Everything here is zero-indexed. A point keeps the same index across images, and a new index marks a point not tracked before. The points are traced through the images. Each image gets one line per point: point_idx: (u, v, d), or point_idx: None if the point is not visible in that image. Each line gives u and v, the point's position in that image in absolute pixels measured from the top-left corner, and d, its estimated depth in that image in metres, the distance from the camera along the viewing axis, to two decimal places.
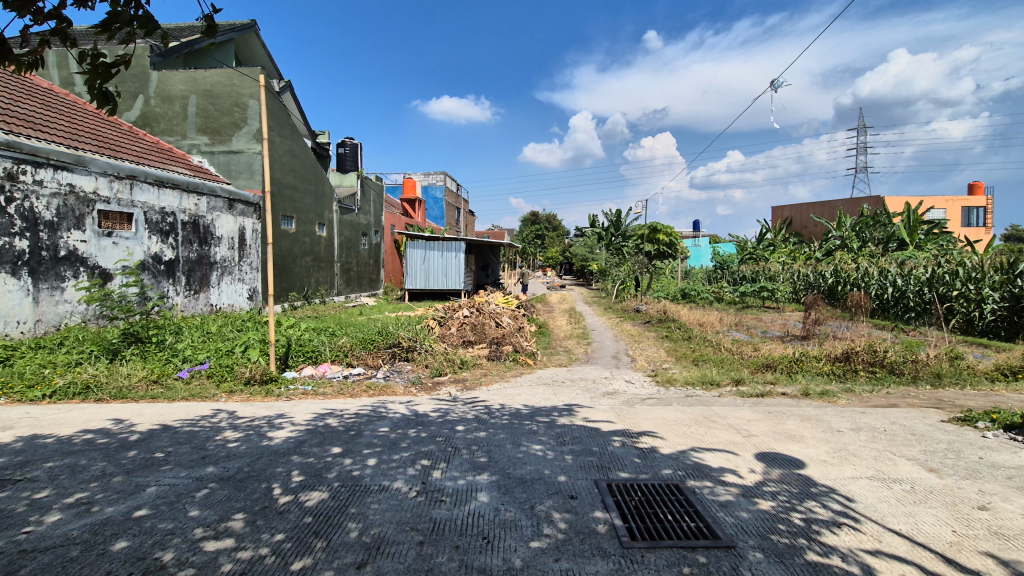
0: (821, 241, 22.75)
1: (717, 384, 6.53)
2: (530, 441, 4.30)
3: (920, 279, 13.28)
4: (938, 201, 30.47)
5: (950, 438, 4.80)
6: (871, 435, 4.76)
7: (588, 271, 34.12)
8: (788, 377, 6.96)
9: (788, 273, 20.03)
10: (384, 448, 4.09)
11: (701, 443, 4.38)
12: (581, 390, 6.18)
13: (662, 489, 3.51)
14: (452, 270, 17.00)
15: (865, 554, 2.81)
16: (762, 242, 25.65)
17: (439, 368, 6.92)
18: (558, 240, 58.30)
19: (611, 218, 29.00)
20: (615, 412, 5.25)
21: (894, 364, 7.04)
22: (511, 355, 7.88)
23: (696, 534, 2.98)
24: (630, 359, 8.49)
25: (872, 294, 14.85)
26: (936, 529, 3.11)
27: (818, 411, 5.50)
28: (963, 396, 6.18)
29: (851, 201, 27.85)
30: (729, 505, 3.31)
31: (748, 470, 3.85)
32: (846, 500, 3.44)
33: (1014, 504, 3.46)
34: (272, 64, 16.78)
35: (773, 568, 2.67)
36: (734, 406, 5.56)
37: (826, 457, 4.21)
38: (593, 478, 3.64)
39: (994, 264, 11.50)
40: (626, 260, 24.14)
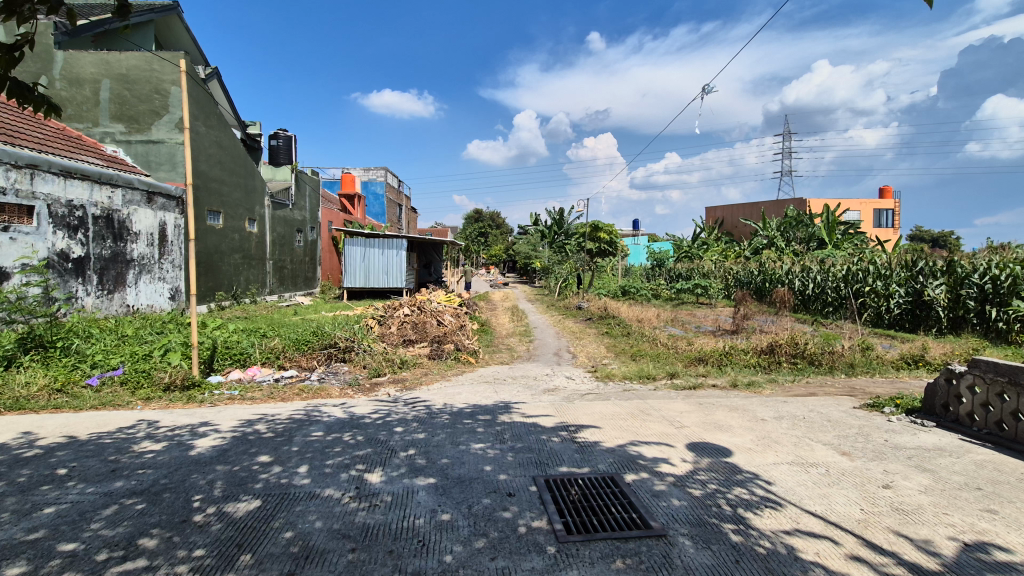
0: (750, 239, 24.06)
1: (653, 378, 6.77)
2: (470, 440, 4.28)
3: (838, 275, 14.30)
4: (853, 203, 32.99)
5: (861, 422, 5.19)
6: (792, 422, 5.07)
7: (532, 269, 34.46)
8: (719, 369, 7.31)
9: (721, 271, 21.00)
10: (317, 453, 3.95)
11: (637, 436, 4.50)
12: (522, 388, 6.22)
13: (599, 482, 3.59)
14: (394, 268, 16.66)
15: (785, 535, 2.98)
16: (697, 241, 26.85)
17: (377, 368, 6.76)
18: (503, 238, 58.48)
19: (554, 216, 29.45)
20: (556, 408, 5.31)
21: (813, 356, 7.54)
22: (453, 354, 7.82)
23: (630, 525, 3.06)
24: (571, 356, 8.64)
25: (796, 290, 15.85)
26: (847, 508, 3.35)
27: (745, 401, 5.81)
28: (873, 384, 6.71)
29: (776, 203, 29.73)
30: (661, 495, 3.42)
31: (680, 460, 4.00)
32: (768, 485, 3.64)
33: (913, 482, 3.79)
34: (197, 48, 15.79)
35: (702, 554, 2.78)
36: (668, 399, 5.77)
37: (751, 444, 4.44)
38: (532, 474, 3.67)
39: (901, 262, 12.57)
40: (570, 258, 24.55)
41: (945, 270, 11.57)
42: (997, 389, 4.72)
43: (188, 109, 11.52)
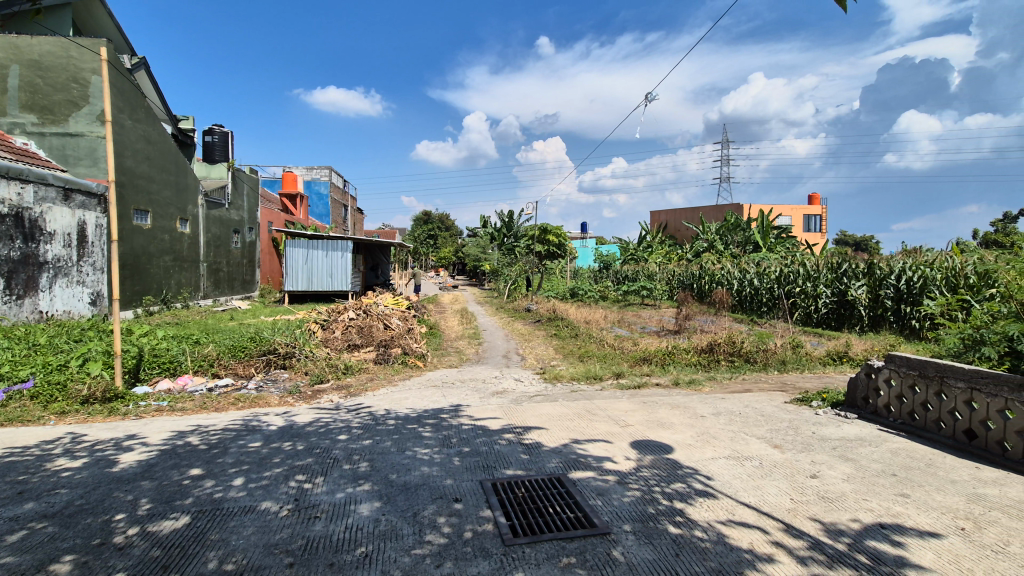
0: (691, 242, 25.03)
1: (600, 378, 6.91)
2: (416, 446, 4.21)
3: (771, 277, 15.13)
4: (786, 209, 34.98)
5: (791, 416, 5.51)
6: (729, 418, 5.31)
7: (481, 271, 34.41)
8: (662, 368, 7.56)
9: (664, 273, 21.77)
10: (253, 465, 3.77)
11: (582, 435, 4.57)
12: (470, 391, 6.19)
13: (545, 483, 3.61)
14: (339, 270, 16.20)
15: (721, 526, 3.11)
16: (642, 243, 27.70)
17: (320, 374, 6.55)
18: (453, 240, 58.22)
19: (504, 219, 29.62)
20: (504, 410, 5.31)
21: (749, 354, 7.93)
22: (400, 358, 7.69)
23: (575, 524, 3.10)
24: (520, 358, 8.68)
25: (734, 292, 16.62)
26: (778, 498, 3.53)
27: (686, 398, 6.03)
28: (802, 379, 7.14)
29: (715, 208, 31.12)
30: (606, 493, 3.48)
31: (624, 458, 4.09)
32: (707, 479, 3.79)
33: (836, 471, 4.05)
34: (122, 36, 14.82)
35: (644, 549, 2.85)
36: (614, 398, 5.91)
37: (691, 441, 4.60)
38: (479, 478, 3.65)
39: (827, 264, 13.42)
40: (519, 261, 24.73)
41: (865, 272, 12.46)
42: (909, 381, 5.11)
43: (111, 101, 10.80)
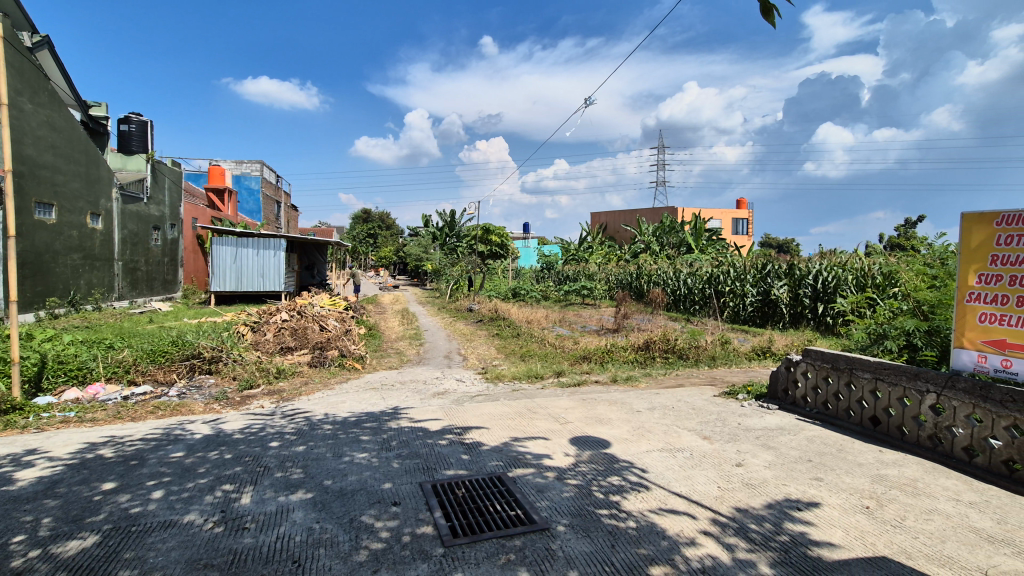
0: (629, 244, 25.81)
1: (541, 377, 7.00)
2: (353, 450, 4.10)
3: (703, 277, 15.89)
4: (716, 212, 36.88)
5: (719, 409, 5.81)
6: (662, 412, 5.53)
7: (423, 271, 33.95)
8: (601, 366, 7.76)
9: (604, 273, 22.37)
10: (176, 476, 3.54)
11: (522, 433, 4.61)
12: (410, 393, 6.09)
13: (485, 482, 3.61)
14: (271, 269, 15.49)
15: (654, 516, 3.24)
16: (583, 244, 28.31)
17: (249, 379, 6.22)
18: (394, 239, 57.15)
19: (446, 218, 29.42)
20: (444, 411, 5.27)
21: (682, 351, 8.29)
22: (337, 360, 7.43)
23: (515, 522, 3.12)
24: (462, 358, 8.65)
25: (668, 291, 17.29)
26: (706, 487, 3.72)
27: (623, 394, 6.22)
28: (730, 373, 7.55)
29: (651, 211, 32.34)
30: (545, 489, 3.53)
31: (563, 454, 4.17)
32: (642, 472, 3.92)
33: (759, 459, 4.32)
34: (21, 11, 13.48)
35: (581, 542, 2.92)
36: (554, 396, 6.01)
37: (627, 435, 4.75)
38: (418, 480, 3.60)
39: (753, 265, 14.24)
40: (462, 261, 24.60)
41: (786, 273, 13.32)
42: (823, 373, 5.52)
43: (8, 82, 9.80)
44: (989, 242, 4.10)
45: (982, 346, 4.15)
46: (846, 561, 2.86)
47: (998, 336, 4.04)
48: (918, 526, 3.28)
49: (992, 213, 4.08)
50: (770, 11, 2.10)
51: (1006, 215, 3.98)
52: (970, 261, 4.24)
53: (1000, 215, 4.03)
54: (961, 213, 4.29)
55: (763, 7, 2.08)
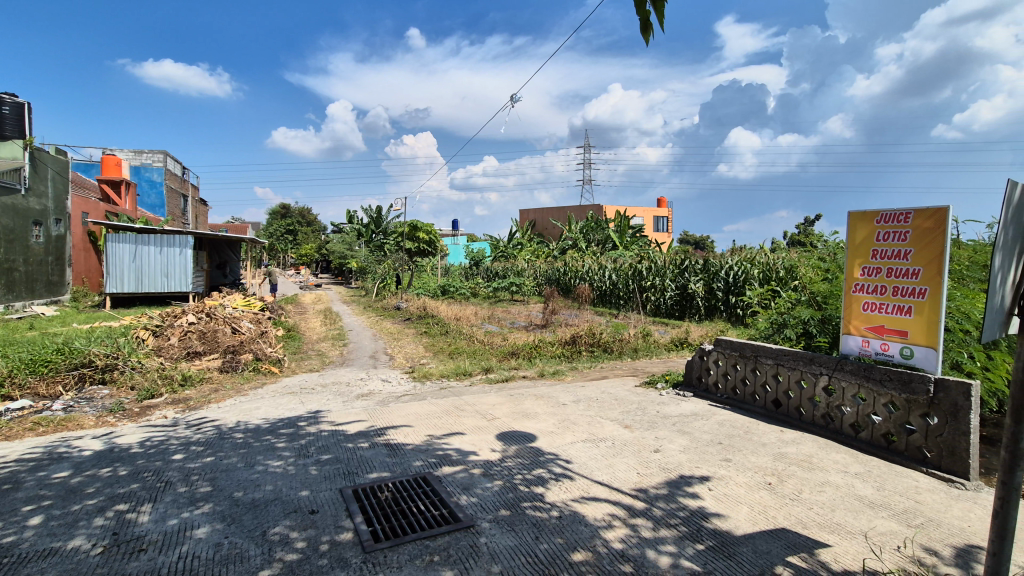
0: (558, 241, 26.35)
1: (469, 374, 6.99)
2: (268, 459, 3.88)
3: (626, 273, 16.53)
4: (639, 210, 38.55)
5: (640, 398, 6.08)
6: (587, 404, 5.69)
7: (348, 270, 32.84)
8: (528, 361, 7.87)
9: (533, 270, 22.71)
10: (59, 499, 3.19)
11: (448, 432, 4.58)
12: (332, 396, 5.86)
13: (410, 483, 3.54)
14: (176, 269, 14.34)
15: (576, 505, 3.33)
16: (512, 240, 28.56)
17: (150, 388, 5.72)
18: (316, 236, 54.76)
19: (371, 214, 28.60)
20: (368, 413, 5.13)
21: (606, 344, 8.58)
22: (252, 364, 7.01)
23: (440, 521, 3.09)
24: (389, 358, 8.46)
25: (594, 287, 17.83)
26: (626, 473, 3.87)
27: (550, 388, 6.35)
28: (651, 364, 7.92)
29: (578, 208, 33.22)
30: (471, 486, 3.52)
31: (489, 450, 4.18)
32: (566, 463, 4.02)
33: (675, 444, 4.56)
34: None
35: (506, 537, 2.94)
36: (482, 393, 6.02)
37: (553, 428, 4.85)
38: (339, 486, 3.46)
39: (672, 261, 14.99)
40: (389, 259, 24.02)
41: (702, 269, 14.14)
42: (732, 361, 5.92)
43: None
44: (870, 238, 4.56)
45: (865, 332, 4.63)
46: (750, 535, 3.08)
47: (878, 322, 4.51)
48: (812, 498, 3.59)
49: (873, 212, 4.54)
50: (650, 29, 2.04)
51: (884, 214, 4.44)
52: (856, 255, 4.70)
53: (879, 214, 4.49)
54: (848, 212, 4.74)
55: (643, 24, 2.03)
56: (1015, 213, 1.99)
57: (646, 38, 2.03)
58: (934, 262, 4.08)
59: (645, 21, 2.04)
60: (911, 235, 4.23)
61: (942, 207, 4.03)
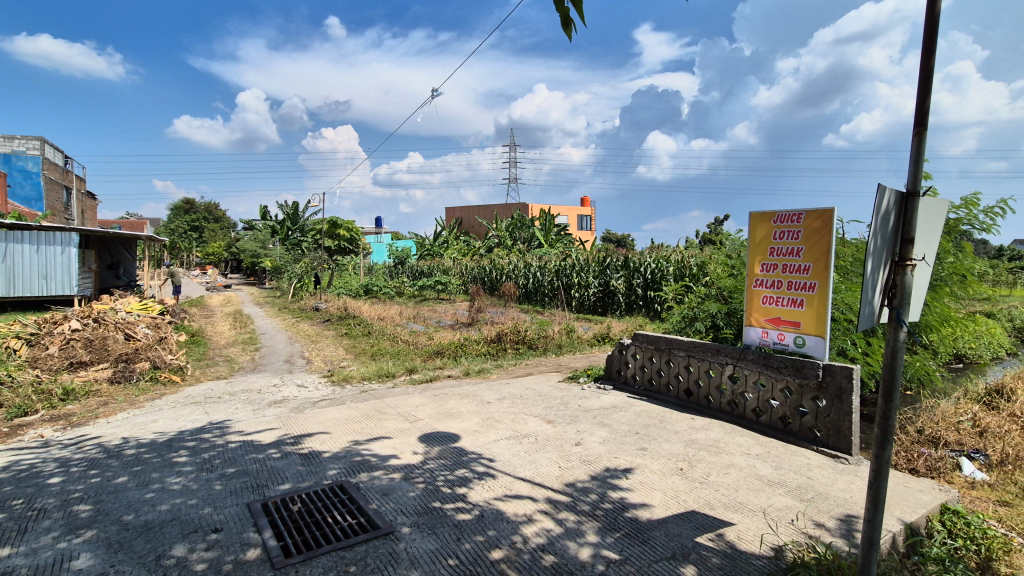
0: (484, 239, 26.44)
1: (392, 375, 6.82)
2: (164, 476, 3.56)
3: (551, 271, 16.89)
4: (564, 209, 39.53)
5: (563, 393, 6.22)
6: (511, 401, 5.74)
7: (261, 270, 31.00)
8: (453, 360, 7.81)
9: (459, 269, 22.61)
10: None
11: (368, 436, 4.43)
12: (241, 404, 5.50)
13: (325, 493, 3.38)
14: (58, 270, 12.91)
15: (498, 503, 3.34)
16: (438, 238, 28.29)
17: (22, 404, 5.07)
18: (226, 233, 51.20)
19: (287, 210, 27.19)
20: (281, 421, 4.85)
21: (531, 341, 8.71)
22: (148, 374, 6.42)
23: (357, 530, 2.98)
24: (306, 361, 8.08)
25: (520, 285, 18.05)
26: (548, 468, 3.94)
27: (475, 387, 6.34)
28: (573, 360, 8.12)
29: (504, 207, 33.50)
30: (391, 491, 3.43)
31: (411, 453, 4.09)
32: (489, 461, 4.02)
33: (595, 436, 4.70)
34: None
35: (426, 540, 2.89)
36: (405, 394, 5.90)
37: (476, 427, 4.84)
38: (246, 501, 3.24)
39: (594, 258, 15.50)
40: (307, 258, 22.93)
41: (622, 266, 14.74)
42: (648, 354, 6.19)
43: None
44: (768, 237, 4.93)
45: (764, 323, 5.00)
46: (663, 519, 3.24)
47: (775, 314, 4.90)
48: (719, 480, 3.84)
49: (771, 213, 4.91)
50: (570, 24, 2.10)
51: (780, 215, 4.82)
52: (756, 252, 5.06)
53: (776, 215, 4.86)
54: (749, 212, 5.09)
55: (564, 20, 2.08)
56: (882, 220, 2.21)
57: (567, 33, 2.10)
58: (822, 259, 4.49)
59: (565, 17, 2.10)
60: (803, 234, 4.62)
61: (828, 208, 4.43)
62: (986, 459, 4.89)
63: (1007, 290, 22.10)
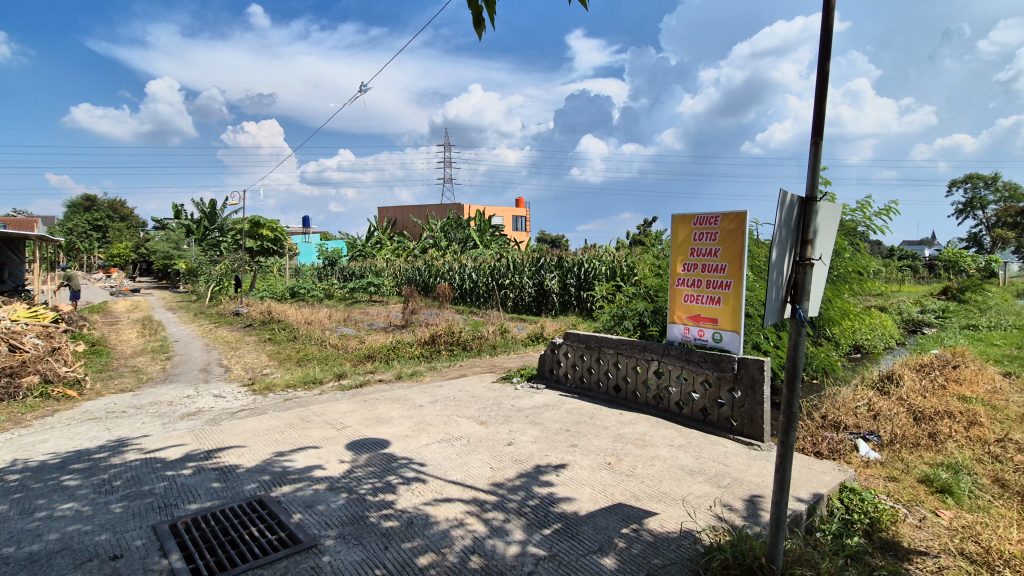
0: (419, 240, 26.07)
1: (319, 381, 6.56)
2: (54, 502, 3.23)
3: (486, 271, 16.92)
4: (499, 209, 39.73)
5: (496, 393, 6.25)
6: (444, 404, 5.69)
7: (175, 273, 28.82)
8: (385, 364, 7.64)
9: (393, 270, 22.15)
10: None
11: (292, 447, 4.25)
12: (149, 418, 5.09)
13: (242, 509, 3.20)
14: None
15: (428, 508, 3.29)
16: (371, 239, 27.59)
17: None
18: (134, 232, 47.18)
19: (204, 208, 25.47)
20: (194, 434, 4.54)
21: (465, 343, 8.67)
22: (37, 390, 5.80)
23: (277, 546, 2.84)
24: (225, 369, 7.61)
25: (455, 286, 17.94)
26: (480, 469, 3.94)
27: (407, 391, 6.23)
28: (507, 360, 8.18)
29: (439, 207, 33.23)
30: (314, 503, 3.30)
31: (337, 462, 3.96)
32: (420, 466, 3.96)
33: (527, 436, 4.75)
34: None
35: (352, 552, 2.80)
36: (333, 401, 5.70)
37: (407, 431, 4.76)
38: (151, 523, 3.00)
39: (528, 259, 15.68)
40: (227, 259, 21.57)
41: (556, 266, 15.03)
42: (579, 352, 6.33)
43: None
44: (689, 238, 5.19)
45: (686, 320, 5.27)
46: (591, 513, 3.32)
47: (695, 312, 5.17)
48: (644, 472, 3.99)
49: (691, 215, 5.17)
50: (481, 23, 2.12)
51: (699, 217, 5.09)
52: (679, 252, 5.31)
53: (695, 217, 5.13)
54: (672, 214, 5.33)
55: (475, 18, 2.09)
56: (786, 224, 2.38)
57: (478, 30, 2.13)
58: (736, 259, 4.79)
59: (477, 15, 2.11)
60: (719, 236, 4.90)
61: (741, 212, 4.73)
62: (879, 440, 5.40)
63: (896, 285, 24.60)
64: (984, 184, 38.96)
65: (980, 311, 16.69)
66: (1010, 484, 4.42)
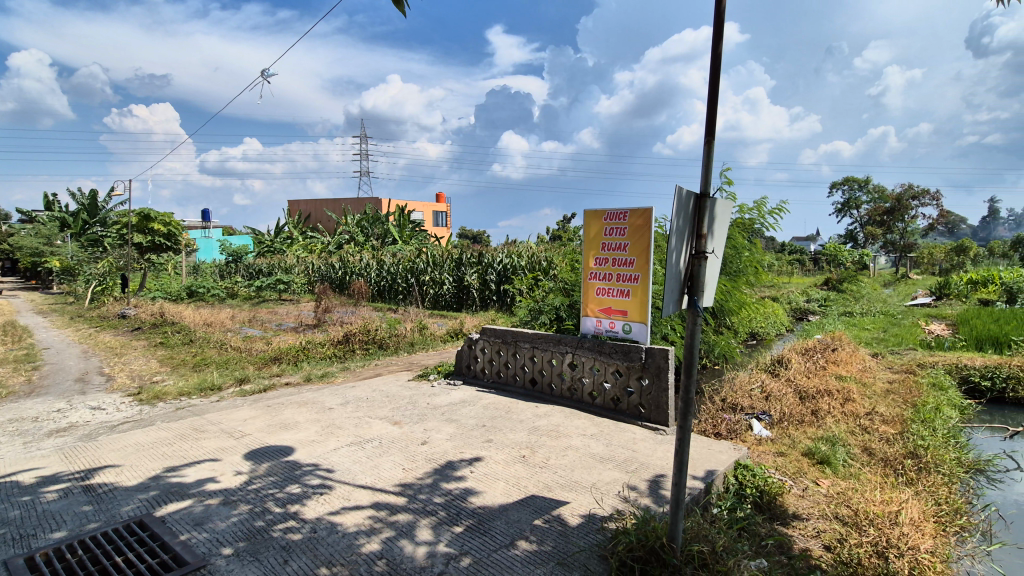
0: (333, 235, 25.00)
1: (218, 388, 6.10)
2: None
3: (405, 267, 16.56)
4: (419, 205, 39.08)
5: (412, 392, 6.13)
6: (355, 405, 5.49)
7: (46, 272, 25.56)
8: (293, 366, 7.25)
9: (305, 267, 21.09)
10: None
11: (183, 460, 3.91)
12: (7, 438, 4.47)
13: (119, 534, 2.89)
14: None
15: (334, 515, 3.16)
16: (280, 234, 26.06)
17: None
18: None
19: (82, 200, 22.77)
20: (64, 453, 4.05)
21: (381, 341, 8.43)
22: None
23: (159, 571, 2.60)
24: (106, 379, 6.86)
25: (373, 283, 17.40)
26: (391, 472, 3.83)
27: (317, 393, 5.95)
28: (425, 357, 8.05)
29: (356, 201, 32.11)
30: (206, 520, 3.05)
31: (233, 474, 3.69)
32: (327, 472, 3.79)
33: (442, 433, 4.69)
34: None
35: (246, 570, 2.62)
36: (233, 408, 5.32)
37: (314, 436, 4.54)
38: (2, 559, 2.63)
39: (447, 255, 15.55)
40: (110, 255, 19.43)
41: (475, 261, 15.00)
42: (496, 347, 6.36)
43: None
44: (600, 233, 5.36)
45: (599, 313, 5.45)
46: (504, 507, 3.34)
47: (607, 304, 5.36)
48: (556, 463, 4.08)
49: (602, 211, 5.34)
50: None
51: (609, 212, 5.26)
52: (591, 246, 5.46)
53: (606, 212, 5.30)
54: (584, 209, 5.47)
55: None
56: (683, 216, 2.51)
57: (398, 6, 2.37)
58: (644, 253, 5.01)
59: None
60: (628, 230, 5.10)
61: (647, 208, 4.95)
62: (770, 419, 5.89)
63: (786, 277, 27.02)
64: (858, 187, 43.70)
65: (855, 300, 18.75)
66: (876, 452, 4.98)
